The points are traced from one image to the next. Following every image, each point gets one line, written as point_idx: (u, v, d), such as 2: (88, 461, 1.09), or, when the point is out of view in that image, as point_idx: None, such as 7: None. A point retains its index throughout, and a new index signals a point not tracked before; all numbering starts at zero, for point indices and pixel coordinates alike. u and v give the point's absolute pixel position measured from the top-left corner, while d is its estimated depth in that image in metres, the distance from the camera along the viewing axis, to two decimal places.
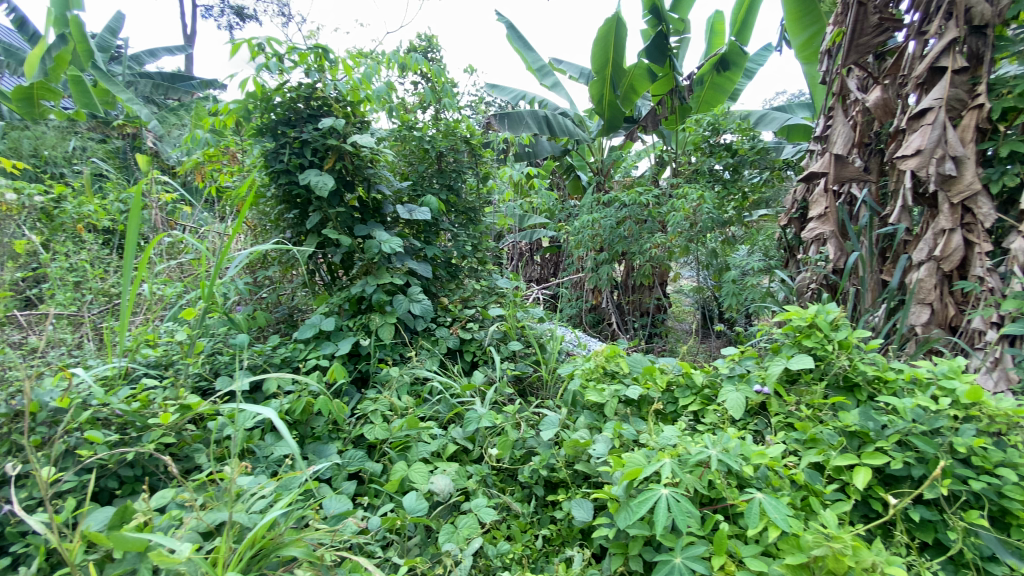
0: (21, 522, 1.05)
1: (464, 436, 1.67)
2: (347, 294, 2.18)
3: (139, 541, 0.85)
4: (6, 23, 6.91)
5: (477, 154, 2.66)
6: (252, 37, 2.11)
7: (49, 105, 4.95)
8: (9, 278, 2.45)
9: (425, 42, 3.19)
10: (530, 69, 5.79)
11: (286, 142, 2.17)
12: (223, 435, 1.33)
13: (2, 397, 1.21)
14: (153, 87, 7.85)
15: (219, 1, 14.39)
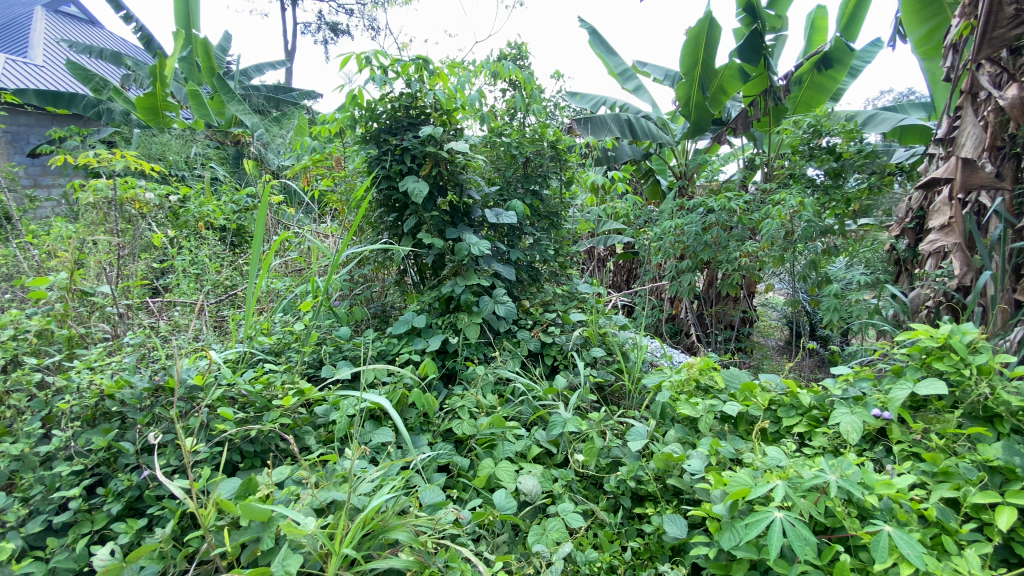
0: (159, 486, 1.17)
1: (548, 439, 1.66)
2: (437, 293, 2.25)
3: (264, 512, 0.92)
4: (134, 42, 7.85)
5: (562, 159, 2.66)
6: (362, 51, 2.25)
7: (168, 115, 5.99)
8: (144, 268, 2.76)
9: (515, 50, 3.24)
10: (612, 73, 5.71)
11: (388, 149, 2.32)
12: (329, 420, 1.43)
13: (149, 373, 1.37)
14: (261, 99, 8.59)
15: (316, 18, 15.52)
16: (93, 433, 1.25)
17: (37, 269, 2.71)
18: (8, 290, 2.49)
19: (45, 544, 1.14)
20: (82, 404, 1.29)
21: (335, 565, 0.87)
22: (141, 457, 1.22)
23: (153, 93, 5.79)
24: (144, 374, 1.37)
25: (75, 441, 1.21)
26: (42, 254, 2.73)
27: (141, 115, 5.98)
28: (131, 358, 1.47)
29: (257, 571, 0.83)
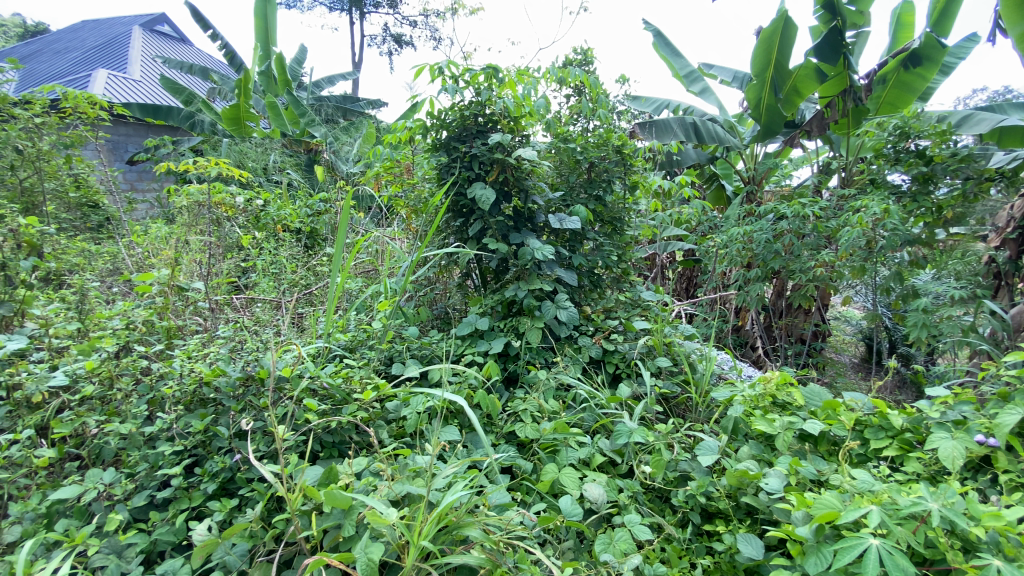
0: (249, 470, 1.26)
1: (612, 448, 1.63)
2: (500, 296, 2.27)
3: (346, 499, 0.97)
4: (220, 57, 8.48)
5: (628, 163, 2.62)
6: (435, 62, 2.32)
7: (250, 125, 6.39)
8: (231, 267, 2.97)
9: (581, 55, 3.24)
10: (677, 76, 5.57)
11: (457, 156, 2.38)
12: (400, 415, 1.49)
13: (241, 363, 1.47)
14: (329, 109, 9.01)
15: (382, 31, 16.20)
16: (191, 417, 1.36)
17: (138, 266, 2.97)
18: (115, 284, 2.75)
19: (147, 518, 1.25)
20: (182, 390, 1.40)
21: (414, 555, 0.90)
22: (233, 441, 1.32)
23: (238, 104, 6.22)
24: (238, 364, 1.47)
25: (176, 423, 1.33)
26: (143, 253, 2.99)
27: (226, 125, 6.39)
28: (222, 349, 1.59)
29: (343, 555, 0.88)
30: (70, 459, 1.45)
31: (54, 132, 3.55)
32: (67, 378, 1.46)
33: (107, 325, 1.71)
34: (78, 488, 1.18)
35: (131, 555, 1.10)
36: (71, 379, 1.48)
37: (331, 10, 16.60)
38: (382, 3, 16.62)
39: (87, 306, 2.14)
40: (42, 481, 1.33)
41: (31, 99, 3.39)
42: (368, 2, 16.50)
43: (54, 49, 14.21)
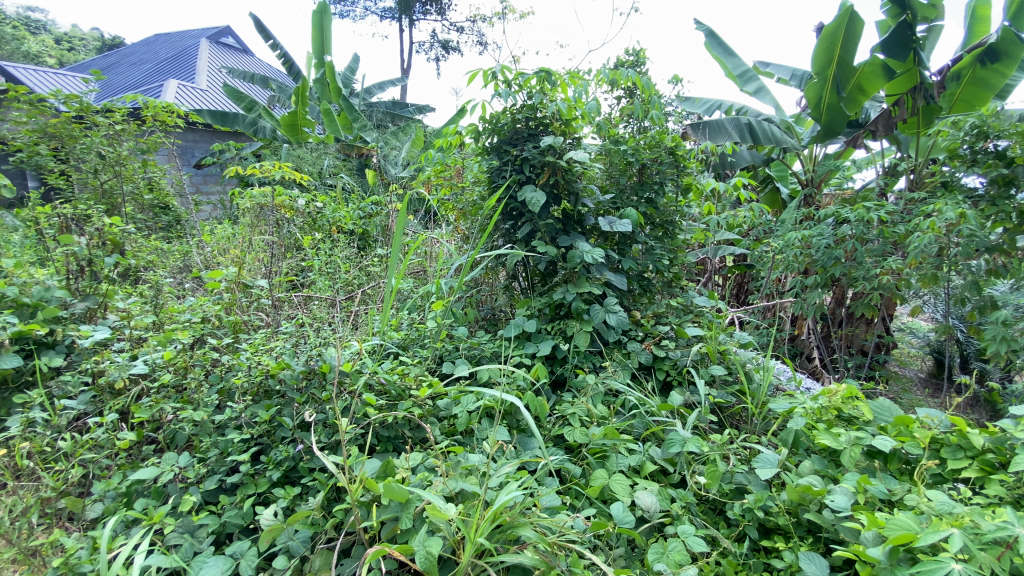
0: (311, 460, 1.31)
1: (664, 457, 1.59)
2: (548, 299, 2.25)
3: (404, 493, 1.01)
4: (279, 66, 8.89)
5: (681, 165, 2.55)
6: (488, 67, 2.35)
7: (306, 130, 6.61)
8: (289, 266, 3.11)
9: (633, 56, 3.20)
10: (731, 75, 5.39)
11: (509, 160, 2.40)
12: (451, 414, 1.51)
13: (304, 358, 1.53)
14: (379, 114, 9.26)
15: (430, 38, 16.55)
16: (258, 407, 1.43)
17: (206, 264, 3.15)
18: (185, 281, 2.93)
19: (216, 501, 1.33)
20: (250, 381, 1.48)
21: (471, 552, 0.93)
22: (295, 432, 1.38)
23: (294, 111, 6.46)
24: (302, 358, 1.53)
25: (244, 413, 1.40)
26: (211, 251, 3.17)
27: (285, 132, 6.66)
28: (285, 344, 1.66)
29: (403, 547, 0.92)
30: (147, 443, 1.55)
31: (133, 138, 3.82)
32: (147, 367, 1.57)
33: (181, 319, 1.82)
34: (156, 470, 1.26)
35: (203, 535, 1.17)
36: (150, 368, 1.58)
37: (382, 18, 17.11)
38: (430, 10, 16.99)
39: (161, 300, 2.28)
40: (122, 462, 1.43)
41: (113, 108, 3.66)
42: (417, 10, 16.90)
43: (130, 61, 15.30)
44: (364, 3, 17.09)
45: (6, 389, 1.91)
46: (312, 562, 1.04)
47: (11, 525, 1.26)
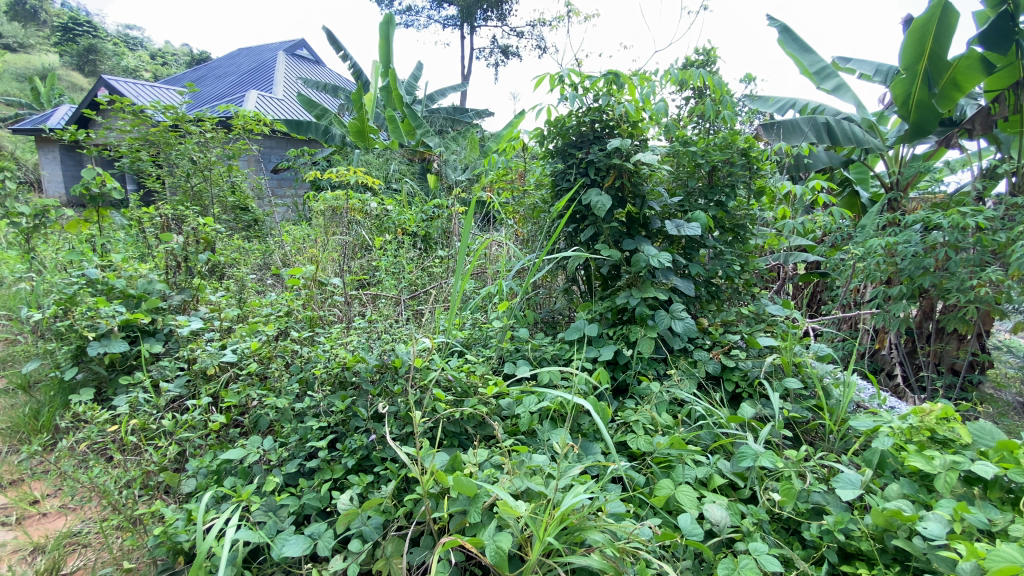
0: (383, 451, 1.37)
1: (733, 470, 1.53)
2: (611, 303, 2.20)
3: (472, 487, 1.05)
4: (349, 75, 9.32)
5: (754, 167, 2.44)
6: (555, 71, 2.35)
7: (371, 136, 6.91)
8: (358, 266, 3.25)
9: (703, 56, 3.10)
10: (807, 72, 5.10)
11: (574, 163, 2.39)
12: (514, 414, 1.53)
13: (377, 353, 1.59)
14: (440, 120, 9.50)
15: (490, 44, 16.83)
16: (334, 397, 1.51)
17: (283, 262, 3.36)
18: (265, 278, 3.13)
19: (296, 483, 1.41)
20: (328, 372, 1.56)
21: (539, 550, 0.95)
22: (369, 422, 1.45)
23: (360, 118, 6.78)
24: (375, 353, 1.60)
25: (322, 402, 1.49)
26: (289, 250, 3.38)
27: (353, 140, 7.02)
28: (358, 339, 1.74)
29: (475, 539, 0.96)
30: (233, 426, 1.67)
31: (220, 145, 4.13)
32: (236, 355, 1.69)
33: (264, 312, 1.95)
34: (243, 451, 1.36)
35: (285, 514, 1.25)
36: (238, 357, 1.71)
37: (445, 26, 17.57)
38: (491, 17, 17.31)
39: (244, 295, 2.45)
40: (212, 442, 1.55)
41: (204, 117, 3.97)
42: (479, 17, 17.23)
43: (215, 74, 16.60)
44: (428, 12, 17.61)
45: (114, 371, 2.15)
46: (386, 548, 1.09)
47: (120, 493, 1.41)
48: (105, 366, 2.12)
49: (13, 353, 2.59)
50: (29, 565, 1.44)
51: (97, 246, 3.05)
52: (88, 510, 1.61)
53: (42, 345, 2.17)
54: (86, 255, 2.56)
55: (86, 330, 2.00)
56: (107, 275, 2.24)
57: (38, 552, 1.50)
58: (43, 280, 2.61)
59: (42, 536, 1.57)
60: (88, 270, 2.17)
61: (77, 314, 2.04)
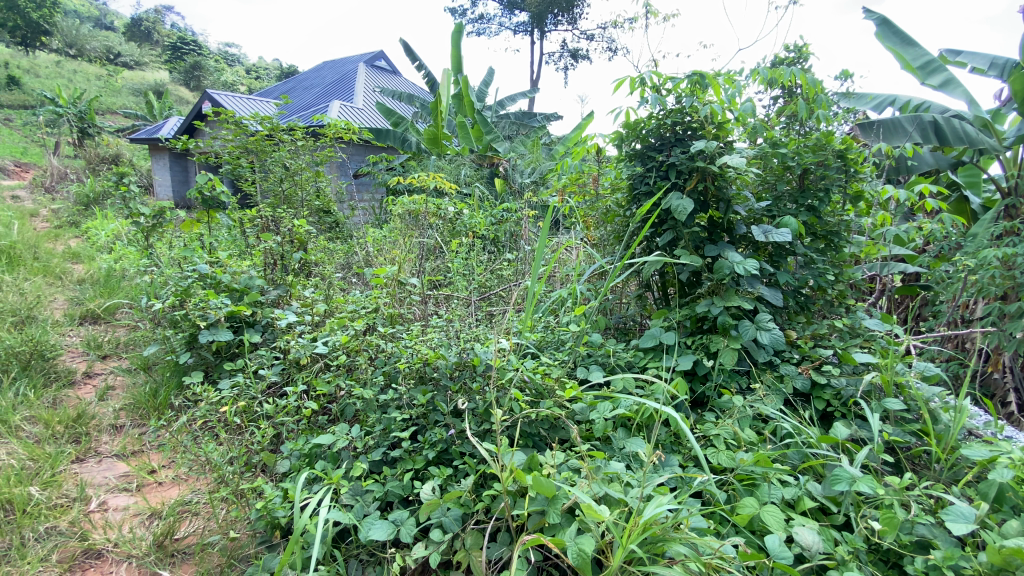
0: (463, 446, 1.42)
1: (825, 494, 1.43)
2: (689, 311, 2.12)
3: (551, 488, 1.07)
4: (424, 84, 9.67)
5: (851, 170, 2.28)
6: (636, 73, 2.31)
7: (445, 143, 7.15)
8: (433, 267, 3.37)
9: (795, 53, 2.93)
10: (909, 68, 4.67)
11: (654, 166, 2.32)
12: (589, 418, 1.52)
13: (457, 350, 1.64)
14: (509, 125, 9.63)
15: (560, 48, 16.87)
16: (416, 391, 1.58)
17: (365, 262, 3.55)
18: (349, 276, 3.32)
19: (379, 471, 1.49)
20: (410, 366, 1.63)
21: (622, 556, 0.96)
22: (448, 417, 1.50)
23: (435, 125, 7.02)
24: (455, 350, 1.65)
25: (404, 396, 1.56)
26: (370, 251, 3.57)
27: (428, 146, 7.28)
28: (438, 337, 1.80)
29: (557, 540, 0.98)
30: (323, 413, 1.79)
31: (310, 152, 4.42)
32: (327, 348, 1.81)
33: (351, 309, 2.07)
34: (333, 437, 1.45)
35: (370, 500, 1.33)
36: (329, 350, 1.82)
37: (516, 33, 17.84)
38: (563, 21, 17.36)
39: (330, 292, 2.61)
40: (304, 427, 1.66)
41: (296, 126, 4.27)
42: (549, 22, 17.33)
43: (303, 86, 17.84)
44: (500, 19, 17.95)
45: (219, 357, 2.37)
46: (466, 539, 1.13)
47: (228, 468, 1.56)
48: (212, 353, 2.34)
49: (135, 337, 2.92)
50: (148, 528, 1.62)
51: (206, 244, 3.38)
52: (197, 482, 1.79)
53: (160, 332, 2.43)
54: (196, 252, 2.84)
55: (198, 320, 2.22)
56: (215, 271, 2.46)
57: (154, 517, 1.68)
58: (161, 273, 2.91)
59: (159, 502, 1.76)
60: (199, 266, 2.39)
61: (190, 305, 2.27)
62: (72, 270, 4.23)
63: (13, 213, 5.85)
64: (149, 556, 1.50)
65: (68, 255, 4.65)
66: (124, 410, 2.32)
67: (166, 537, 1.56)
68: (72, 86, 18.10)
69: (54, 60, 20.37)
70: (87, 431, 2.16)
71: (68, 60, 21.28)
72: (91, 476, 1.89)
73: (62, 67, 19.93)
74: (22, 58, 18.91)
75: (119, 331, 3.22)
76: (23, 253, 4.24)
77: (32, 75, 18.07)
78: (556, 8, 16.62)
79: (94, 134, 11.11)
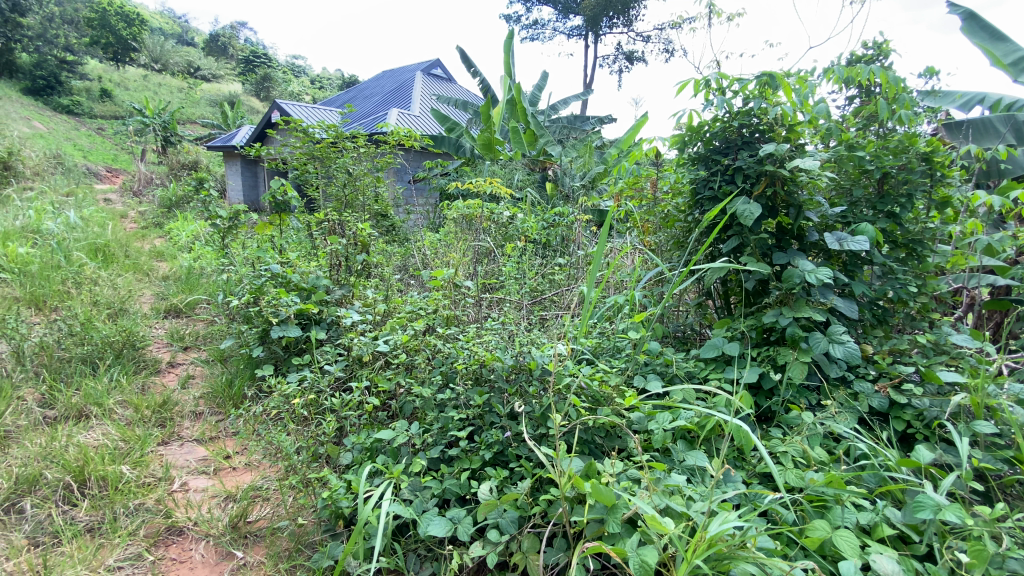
0: (521, 449, 1.44)
1: (905, 522, 1.33)
2: (755, 321, 2.03)
3: (610, 496, 1.06)
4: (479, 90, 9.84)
5: (938, 175, 2.11)
6: (702, 75, 2.24)
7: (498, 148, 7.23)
8: (487, 270, 3.41)
9: (874, 50, 2.75)
10: (999, 65, 4.29)
11: (719, 170, 2.24)
12: (647, 428, 1.49)
13: (515, 353, 1.65)
14: (560, 129, 9.58)
15: (615, 50, 16.71)
16: (473, 392, 1.60)
17: (421, 263, 3.66)
18: (407, 279, 3.43)
19: (437, 468, 1.53)
20: (467, 367, 1.66)
21: (686, 571, 0.94)
22: (505, 420, 1.52)
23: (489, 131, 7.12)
24: (511, 353, 1.66)
25: (462, 396, 1.59)
26: (426, 254, 3.67)
27: (482, 152, 7.38)
28: (495, 339, 1.82)
29: (619, 550, 0.98)
30: (383, 410, 1.85)
31: (372, 157, 4.59)
32: (389, 346, 1.87)
33: (411, 309, 2.13)
34: (393, 433, 1.50)
35: (429, 496, 1.37)
36: (391, 349, 1.88)
37: (570, 37, 17.83)
38: (618, 24, 17.21)
39: (388, 293, 2.70)
40: (366, 422, 1.73)
41: (359, 133, 4.46)
42: (605, 25, 17.22)
43: (363, 95, 18.61)
44: (554, 24, 17.99)
45: (288, 352, 2.50)
46: (523, 543, 1.15)
47: (297, 457, 1.65)
48: (282, 348, 2.48)
49: (212, 331, 3.14)
50: (224, 509, 1.73)
51: (277, 246, 3.59)
52: (268, 469, 1.90)
53: (235, 327, 2.60)
54: (267, 253, 3.02)
55: (270, 317, 2.35)
56: (285, 270, 2.60)
57: (230, 499, 1.79)
58: (236, 272, 3.11)
59: (233, 486, 1.88)
60: (271, 266, 2.54)
61: (264, 302, 2.41)
62: (157, 267, 4.59)
63: (107, 215, 6.42)
64: (224, 536, 1.61)
65: (154, 253, 5.04)
66: (203, 398, 2.50)
67: (241, 519, 1.67)
68: (158, 98, 19.65)
69: (141, 74, 22.19)
70: (171, 416, 2.34)
71: (154, 74, 23.13)
72: (174, 458, 2.04)
73: (149, 82, 21.66)
74: (116, 73, 20.72)
75: (198, 325, 3.47)
76: (116, 251, 4.64)
77: (124, 88, 19.80)
78: (611, 9, 16.40)
79: (176, 143, 12.05)
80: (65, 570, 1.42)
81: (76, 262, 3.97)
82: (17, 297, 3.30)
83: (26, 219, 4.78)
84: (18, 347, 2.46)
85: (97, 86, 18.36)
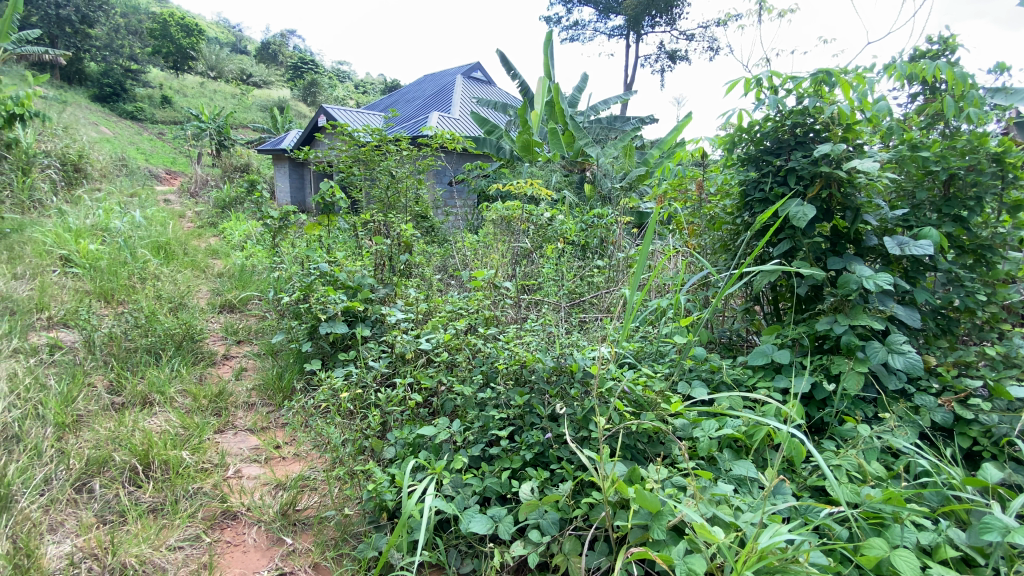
0: (563, 451, 1.44)
1: (972, 544, 1.26)
2: (807, 328, 1.96)
3: (656, 502, 1.05)
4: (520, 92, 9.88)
5: (1011, 176, 1.97)
6: (753, 73, 2.17)
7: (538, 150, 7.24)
8: (528, 271, 3.42)
9: (940, 44, 2.60)
10: None
11: (770, 171, 2.17)
12: (691, 435, 1.46)
13: (557, 354, 1.65)
14: (600, 130, 9.49)
15: (657, 50, 16.45)
16: (514, 392, 1.61)
17: (461, 264, 3.71)
18: (447, 279, 3.48)
19: (478, 466, 1.55)
20: (509, 367, 1.67)
21: None
22: (546, 421, 1.52)
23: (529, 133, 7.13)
24: (553, 354, 1.66)
25: (503, 395, 1.60)
26: (467, 254, 3.72)
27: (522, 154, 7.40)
28: (536, 340, 1.82)
29: (665, 557, 0.97)
30: (424, 407, 1.88)
31: (415, 160, 4.69)
32: (431, 344, 1.90)
33: (452, 309, 2.16)
34: (436, 430, 1.53)
35: (470, 493, 1.39)
36: (433, 347, 1.91)
37: (612, 37, 17.66)
38: (661, 23, 16.93)
39: (429, 292, 2.75)
40: (409, 418, 1.77)
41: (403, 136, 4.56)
42: (647, 25, 16.98)
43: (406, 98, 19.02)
44: (595, 24, 17.86)
45: (334, 348, 2.59)
46: (565, 545, 1.16)
47: (344, 450, 1.71)
48: (328, 344, 2.57)
49: (263, 326, 3.28)
50: (275, 497, 1.81)
51: (325, 246, 3.72)
52: (316, 460, 1.97)
53: (286, 323, 2.71)
54: (315, 252, 3.13)
55: (318, 313, 2.43)
56: (333, 270, 2.68)
57: (279, 487, 1.87)
58: (286, 270, 3.25)
59: (283, 475, 1.96)
60: (320, 265, 2.63)
61: (313, 299, 2.50)
62: (213, 264, 4.83)
63: (167, 214, 6.80)
64: (275, 523, 1.69)
65: (209, 252, 5.30)
66: (255, 389, 2.61)
67: (290, 507, 1.74)
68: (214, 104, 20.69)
69: (199, 81, 23.42)
70: (226, 406, 2.45)
71: (211, 81, 24.33)
72: (229, 446, 2.15)
73: (206, 89, 22.81)
74: (176, 81, 21.91)
75: (250, 319, 3.64)
76: (176, 249, 4.91)
77: (184, 95, 20.95)
78: (654, 9, 16.15)
79: (230, 146, 12.65)
80: (132, 547, 1.51)
81: (140, 259, 4.22)
82: (88, 291, 3.53)
83: (96, 218, 5.12)
84: (90, 337, 2.64)
85: (159, 92, 19.46)
